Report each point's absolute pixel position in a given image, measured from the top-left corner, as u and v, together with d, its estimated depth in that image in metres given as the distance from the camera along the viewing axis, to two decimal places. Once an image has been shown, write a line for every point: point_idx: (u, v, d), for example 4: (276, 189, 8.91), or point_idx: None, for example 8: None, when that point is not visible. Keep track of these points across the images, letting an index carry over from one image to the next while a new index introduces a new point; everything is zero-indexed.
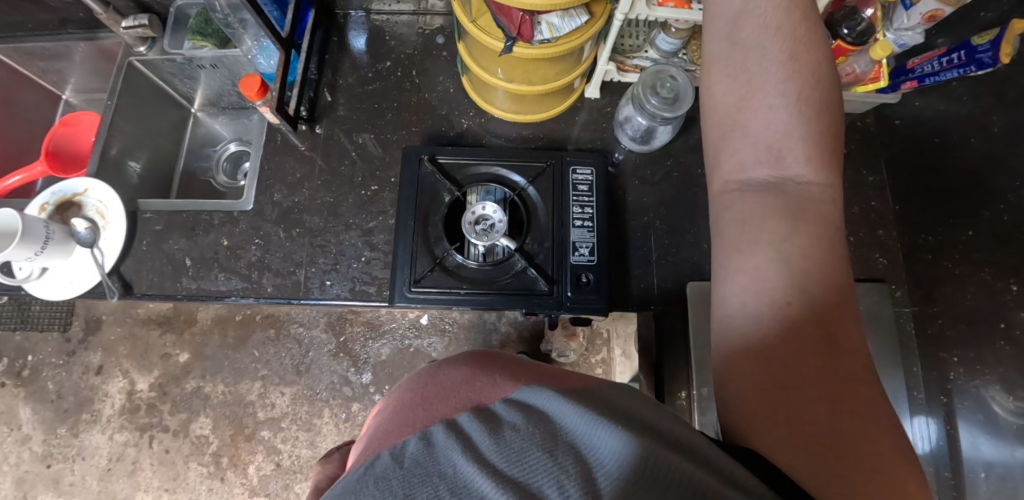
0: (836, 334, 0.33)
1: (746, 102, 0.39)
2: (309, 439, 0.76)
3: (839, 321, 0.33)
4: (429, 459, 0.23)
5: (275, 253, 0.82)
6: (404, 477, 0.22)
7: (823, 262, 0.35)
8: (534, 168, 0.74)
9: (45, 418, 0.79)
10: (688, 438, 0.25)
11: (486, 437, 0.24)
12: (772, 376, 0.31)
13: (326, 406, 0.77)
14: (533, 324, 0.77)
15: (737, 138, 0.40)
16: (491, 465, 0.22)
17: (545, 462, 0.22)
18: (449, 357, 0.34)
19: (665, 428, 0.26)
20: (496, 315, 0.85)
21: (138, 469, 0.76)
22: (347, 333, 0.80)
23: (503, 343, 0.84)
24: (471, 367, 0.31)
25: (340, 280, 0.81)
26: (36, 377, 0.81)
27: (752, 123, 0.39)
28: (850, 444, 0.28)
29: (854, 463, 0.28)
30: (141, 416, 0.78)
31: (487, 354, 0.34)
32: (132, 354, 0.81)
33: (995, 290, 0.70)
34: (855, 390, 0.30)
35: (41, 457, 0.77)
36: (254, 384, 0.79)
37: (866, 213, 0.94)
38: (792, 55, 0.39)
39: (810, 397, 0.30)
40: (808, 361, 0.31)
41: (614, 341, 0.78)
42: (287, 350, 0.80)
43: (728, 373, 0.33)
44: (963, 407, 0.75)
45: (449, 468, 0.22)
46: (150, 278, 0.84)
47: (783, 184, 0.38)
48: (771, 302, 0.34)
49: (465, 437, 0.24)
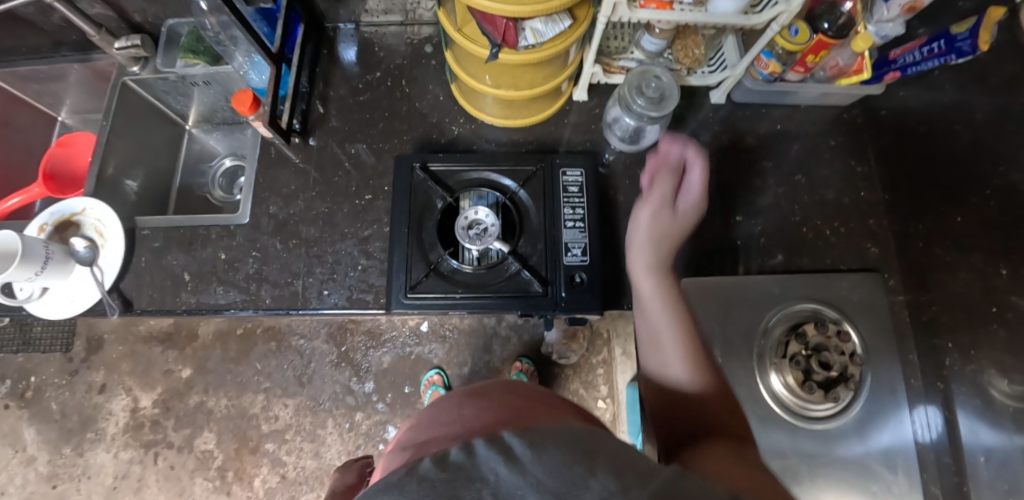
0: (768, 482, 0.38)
1: (655, 353, 0.59)
2: (314, 448, 0.92)
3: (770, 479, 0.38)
4: (471, 465, 0.23)
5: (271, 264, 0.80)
6: (447, 481, 0.22)
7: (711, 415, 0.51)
8: (525, 172, 0.75)
9: (50, 436, 0.94)
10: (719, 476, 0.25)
11: (525, 449, 0.24)
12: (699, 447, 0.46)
13: (330, 416, 0.92)
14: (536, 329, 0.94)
15: (657, 345, 0.59)
16: (531, 478, 0.22)
17: (583, 475, 0.21)
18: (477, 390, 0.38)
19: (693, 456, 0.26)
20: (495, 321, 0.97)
21: (143, 485, 0.92)
22: (348, 344, 0.94)
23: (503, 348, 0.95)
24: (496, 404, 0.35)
25: (339, 291, 0.77)
26: (38, 396, 0.95)
27: (659, 332, 0.60)
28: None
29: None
30: (144, 432, 0.93)
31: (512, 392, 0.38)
32: (131, 373, 0.96)
33: (986, 274, 0.71)
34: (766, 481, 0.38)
35: (47, 478, 0.92)
36: (257, 397, 0.93)
37: (858, 203, 0.94)
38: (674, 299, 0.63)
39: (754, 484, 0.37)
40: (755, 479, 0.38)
41: (614, 341, 0.95)
42: (287, 361, 0.94)
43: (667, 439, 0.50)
44: (960, 393, 0.76)
45: (491, 474, 0.23)
46: (149, 295, 0.81)
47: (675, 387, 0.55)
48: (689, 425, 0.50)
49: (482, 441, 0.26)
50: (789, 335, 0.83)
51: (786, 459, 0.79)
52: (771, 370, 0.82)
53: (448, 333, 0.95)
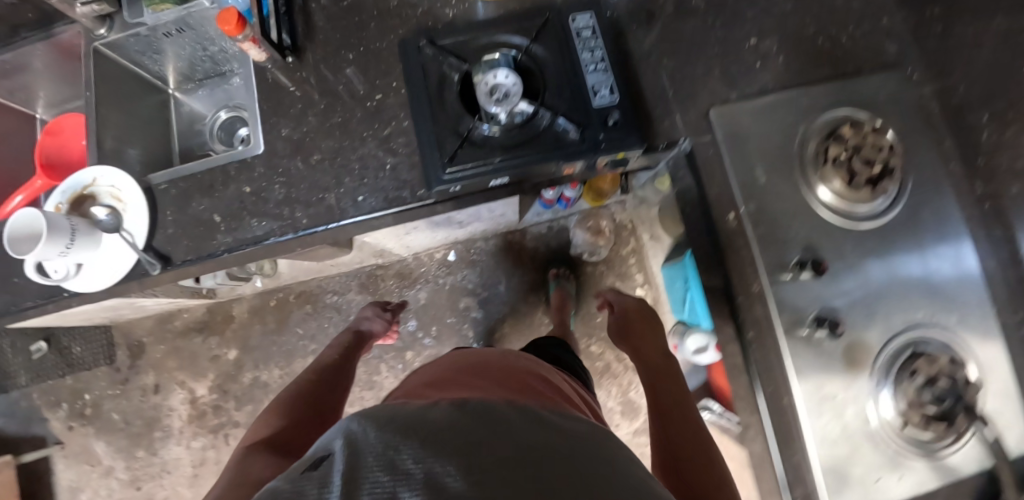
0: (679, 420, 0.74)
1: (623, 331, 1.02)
2: (373, 392, 1.44)
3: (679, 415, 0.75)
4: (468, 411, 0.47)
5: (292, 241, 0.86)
6: (455, 418, 0.45)
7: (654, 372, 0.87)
8: (534, 26, 0.72)
9: (121, 441, 1.57)
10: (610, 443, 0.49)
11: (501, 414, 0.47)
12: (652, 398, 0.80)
13: (383, 362, 1.45)
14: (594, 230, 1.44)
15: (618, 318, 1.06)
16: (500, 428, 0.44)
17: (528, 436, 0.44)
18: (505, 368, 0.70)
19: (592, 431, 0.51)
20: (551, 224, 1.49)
21: (220, 461, 1.51)
22: (384, 287, 1.48)
23: (546, 250, 1.48)
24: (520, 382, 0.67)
25: (374, 194, 0.75)
26: (102, 404, 1.59)
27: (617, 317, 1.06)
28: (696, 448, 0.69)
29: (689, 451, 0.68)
30: (205, 415, 1.52)
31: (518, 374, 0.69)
32: (174, 368, 1.56)
33: (1011, 31, 0.69)
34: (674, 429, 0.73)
35: (133, 483, 1.55)
36: (307, 359, 1.48)
37: (868, 4, 0.90)
38: (629, 315, 1.03)
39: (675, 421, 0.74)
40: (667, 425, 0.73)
41: (642, 226, 1.48)
42: (331, 317, 1.49)
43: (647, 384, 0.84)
44: (1003, 162, 0.75)
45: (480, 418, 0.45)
46: (185, 245, 0.79)
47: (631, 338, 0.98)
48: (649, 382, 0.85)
49: (479, 425, 0.44)
50: (826, 141, 0.81)
51: (840, 260, 0.79)
52: (817, 180, 0.80)
53: (513, 251, 1.50)
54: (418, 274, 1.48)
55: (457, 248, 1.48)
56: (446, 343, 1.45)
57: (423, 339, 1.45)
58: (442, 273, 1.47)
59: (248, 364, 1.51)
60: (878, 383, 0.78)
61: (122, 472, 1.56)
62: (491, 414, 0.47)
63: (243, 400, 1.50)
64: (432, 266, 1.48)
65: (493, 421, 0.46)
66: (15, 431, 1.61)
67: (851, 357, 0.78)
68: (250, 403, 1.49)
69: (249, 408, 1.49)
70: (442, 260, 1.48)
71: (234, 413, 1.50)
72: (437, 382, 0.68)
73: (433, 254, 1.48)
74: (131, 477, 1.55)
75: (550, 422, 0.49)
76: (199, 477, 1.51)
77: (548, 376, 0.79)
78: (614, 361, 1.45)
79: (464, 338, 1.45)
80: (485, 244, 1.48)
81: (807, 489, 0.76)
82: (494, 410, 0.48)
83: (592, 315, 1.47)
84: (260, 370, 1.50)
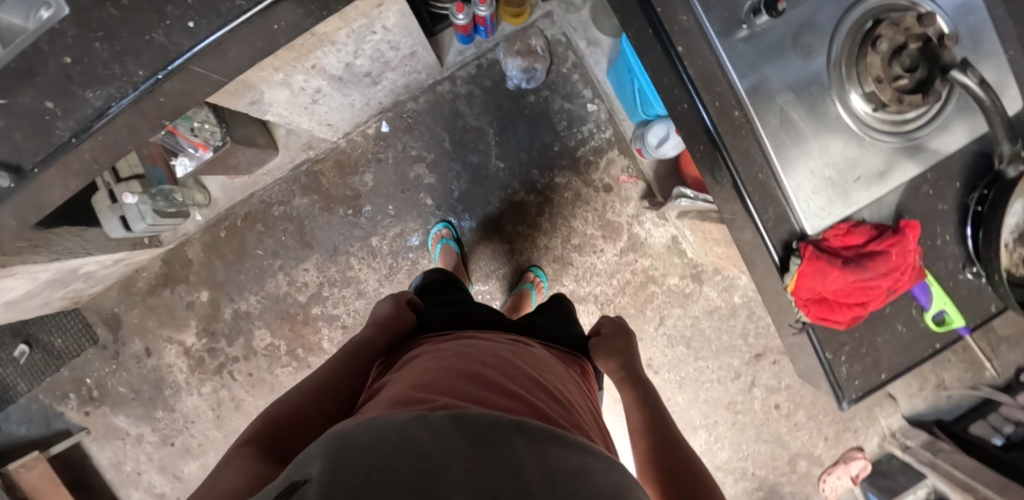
0: (676, 445, 0.67)
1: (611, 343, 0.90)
2: (354, 288, 1.41)
3: (673, 442, 0.67)
4: (455, 435, 0.44)
5: (153, 126, 0.75)
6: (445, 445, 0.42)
7: (648, 397, 0.78)
8: None
9: (136, 410, 1.55)
10: (615, 475, 0.46)
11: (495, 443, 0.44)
12: (647, 425, 0.72)
13: (354, 256, 1.40)
14: (529, 55, 1.32)
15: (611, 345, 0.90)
16: (490, 464, 0.41)
17: (518, 473, 0.41)
18: (518, 369, 0.68)
19: (590, 459, 0.47)
20: (476, 59, 1.35)
21: (236, 398, 1.51)
22: (326, 182, 1.38)
23: (480, 91, 1.35)
24: (539, 390, 0.64)
25: (206, 16, 0.65)
26: (103, 382, 1.55)
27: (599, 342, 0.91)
28: (692, 476, 0.61)
29: (682, 480, 0.61)
30: (203, 361, 1.50)
31: (537, 383, 0.66)
32: (155, 328, 1.51)
33: None
34: (673, 448, 0.66)
35: (164, 443, 1.56)
36: (278, 278, 1.43)
37: None
38: (617, 344, 0.90)
39: (673, 446, 0.67)
40: (668, 453, 0.65)
41: (574, 36, 1.32)
42: (285, 228, 1.40)
43: (634, 411, 0.76)
44: None
45: (470, 448, 0.43)
46: (30, 145, 0.68)
47: (621, 358, 0.87)
48: (638, 405, 0.76)
49: (468, 460, 0.41)
50: None
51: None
52: None
53: (444, 103, 1.35)
54: (357, 157, 1.37)
55: (388, 117, 1.36)
56: (408, 218, 1.38)
57: (384, 221, 1.38)
58: (381, 148, 1.36)
59: (223, 299, 1.46)
60: (846, 79, 0.64)
61: (152, 436, 1.56)
62: (488, 437, 0.45)
63: (233, 335, 1.47)
64: (368, 144, 1.37)
65: (491, 441, 0.44)
66: (27, 434, 1.58)
67: (806, 45, 0.63)
68: (241, 336, 1.47)
69: (242, 341, 1.47)
70: (376, 134, 1.36)
71: (230, 350, 1.48)
72: (433, 367, 0.65)
73: (366, 130, 1.36)
74: (162, 437, 1.56)
75: (544, 445, 0.46)
76: (223, 418, 1.52)
77: (547, 366, 0.75)
78: (583, 187, 1.37)
79: (424, 209, 1.38)
80: (415, 104, 1.35)
81: (778, 206, 0.66)
82: (491, 437, 0.45)
83: (547, 147, 1.36)
84: (237, 301, 1.46)
